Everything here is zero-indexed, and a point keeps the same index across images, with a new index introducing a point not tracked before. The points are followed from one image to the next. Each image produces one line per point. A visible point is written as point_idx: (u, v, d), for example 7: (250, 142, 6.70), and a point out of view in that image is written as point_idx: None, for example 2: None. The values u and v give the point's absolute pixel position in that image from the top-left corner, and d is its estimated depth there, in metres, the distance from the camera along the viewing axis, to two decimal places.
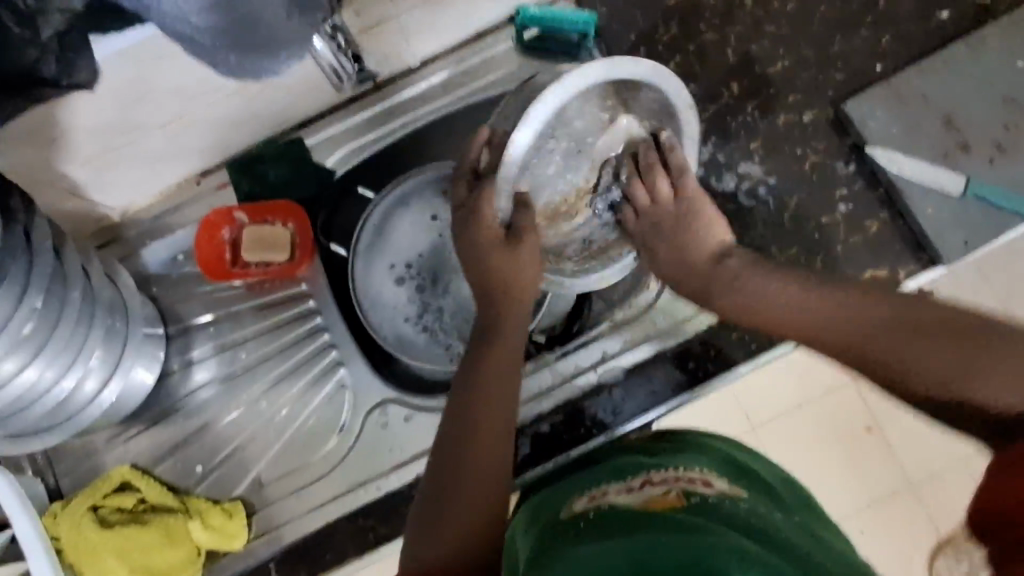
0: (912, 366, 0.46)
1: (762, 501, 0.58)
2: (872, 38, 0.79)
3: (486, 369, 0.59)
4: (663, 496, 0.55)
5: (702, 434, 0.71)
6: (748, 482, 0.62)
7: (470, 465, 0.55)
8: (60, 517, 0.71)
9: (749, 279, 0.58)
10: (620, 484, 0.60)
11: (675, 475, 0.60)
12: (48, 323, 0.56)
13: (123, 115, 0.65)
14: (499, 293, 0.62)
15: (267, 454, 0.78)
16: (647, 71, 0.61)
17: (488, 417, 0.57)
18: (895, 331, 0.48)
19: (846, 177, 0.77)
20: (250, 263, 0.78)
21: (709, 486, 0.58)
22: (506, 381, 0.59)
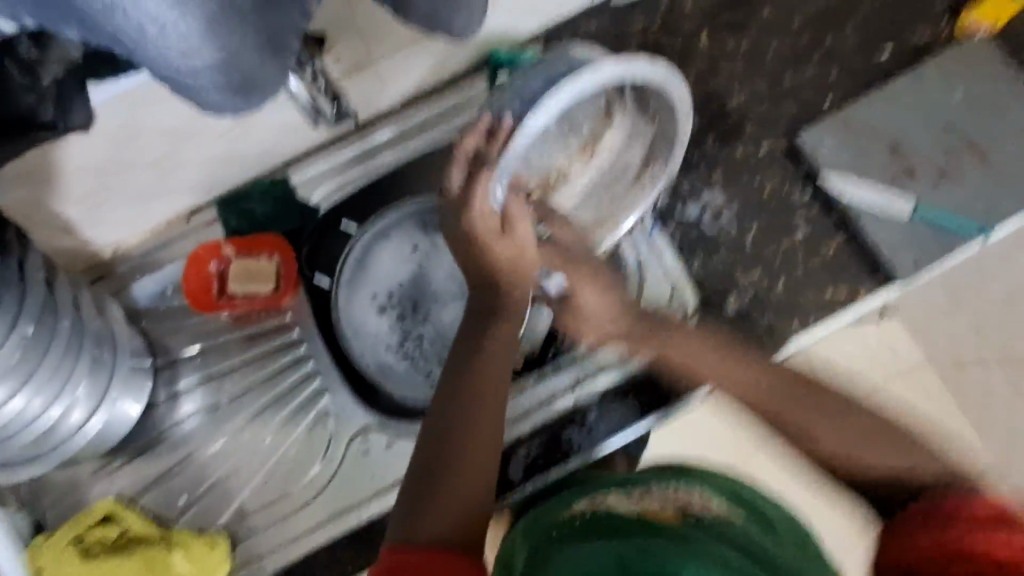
0: (823, 436, 0.62)
1: (755, 519, 0.61)
2: (820, 75, 0.85)
3: (485, 353, 0.64)
4: (661, 510, 0.58)
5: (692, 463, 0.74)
6: (743, 501, 0.65)
7: (467, 444, 0.59)
8: (46, 547, 0.71)
9: (681, 330, 0.70)
10: (621, 491, 0.63)
11: (674, 495, 0.62)
12: (38, 351, 0.59)
13: (117, 156, 0.69)
14: (492, 274, 0.65)
15: (250, 485, 0.79)
16: (660, 71, 0.61)
17: (483, 402, 0.62)
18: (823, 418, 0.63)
19: (802, 203, 0.81)
20: (235, 295, 0.80)
21: (704, 509, 0.60)
22: (499, 374, 0.64)
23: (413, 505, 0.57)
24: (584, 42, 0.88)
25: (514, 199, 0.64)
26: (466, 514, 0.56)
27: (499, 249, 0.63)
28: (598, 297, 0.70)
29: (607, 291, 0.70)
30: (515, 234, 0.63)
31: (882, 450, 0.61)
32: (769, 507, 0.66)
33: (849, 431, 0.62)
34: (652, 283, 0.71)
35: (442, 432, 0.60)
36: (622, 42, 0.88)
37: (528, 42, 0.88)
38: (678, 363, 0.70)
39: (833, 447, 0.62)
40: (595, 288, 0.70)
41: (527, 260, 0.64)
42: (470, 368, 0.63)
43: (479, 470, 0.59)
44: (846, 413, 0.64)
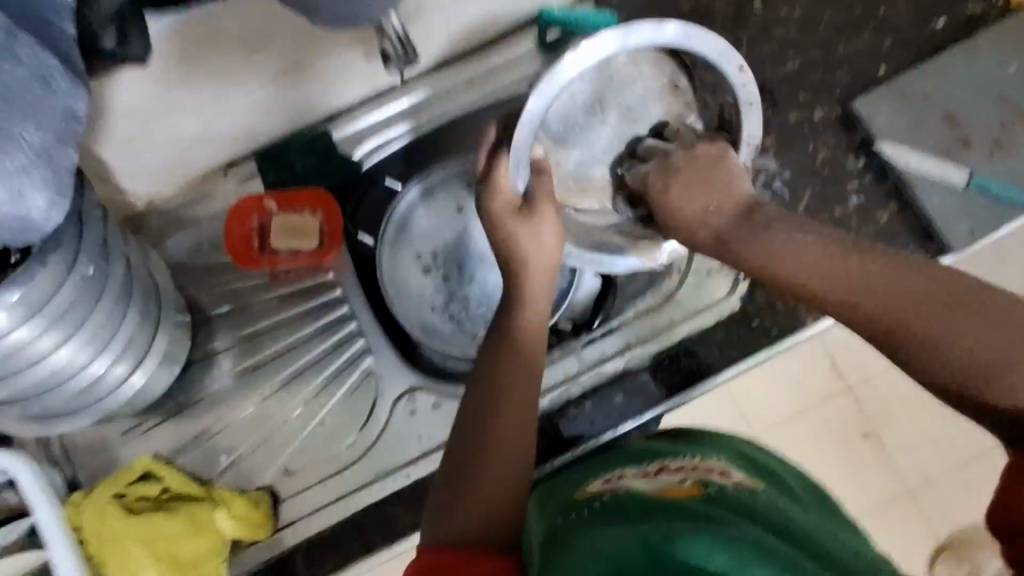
0: (945, 352, 0.46)
1: (778, 495, 0.60)
2: (874, 43, 0.84)
3: (502, 344, 0.60)
4: (680, 484, 0.57)
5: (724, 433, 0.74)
6: (763, 476, 0.65)
7: (500, 438, 0.57)
8: (83, 506, 0.69)
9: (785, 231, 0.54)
10: (637, 467, 0.63)
11: (690, 464, 0.62)
12: (94, 294, 0.56)
13: (165, 99, 0.66)
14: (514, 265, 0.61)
15: (291, 445, 0.77)
16: (672, 34, 0.58)
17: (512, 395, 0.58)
18: (897, 281, 0.49)
19: (856, 171, 0.80)
20: (278, 249, 0.78)
21: (727, 477, 0.60)
22: (518, 366, 0.59)
23: (444, 504, 0.56)
24: (636, 2, 0.86)
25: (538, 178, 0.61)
26: (489, 515, 0.55)
27: (523, 236, 0.60)
28: (703, 205, 0.57)
29: (696, 190, 0.57)
30: (536, 212, 0.60)
31: (1005, 360, 0.44)
32: (784, 480, 0.66)
33: (977, 336, 0.46)
34: (713, 208, 0.57)
35: (473, 424, 0.58)
36: (674, 3, 0.85)
37: (578, 1, 0.86)
38: (764, 259, 0.53)
39: (952, 359, 0.46)
40: (692, 186, 0.58)
41: (544, 255, 0.60)
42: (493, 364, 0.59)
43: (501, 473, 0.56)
44: (964, 304, 0.47)
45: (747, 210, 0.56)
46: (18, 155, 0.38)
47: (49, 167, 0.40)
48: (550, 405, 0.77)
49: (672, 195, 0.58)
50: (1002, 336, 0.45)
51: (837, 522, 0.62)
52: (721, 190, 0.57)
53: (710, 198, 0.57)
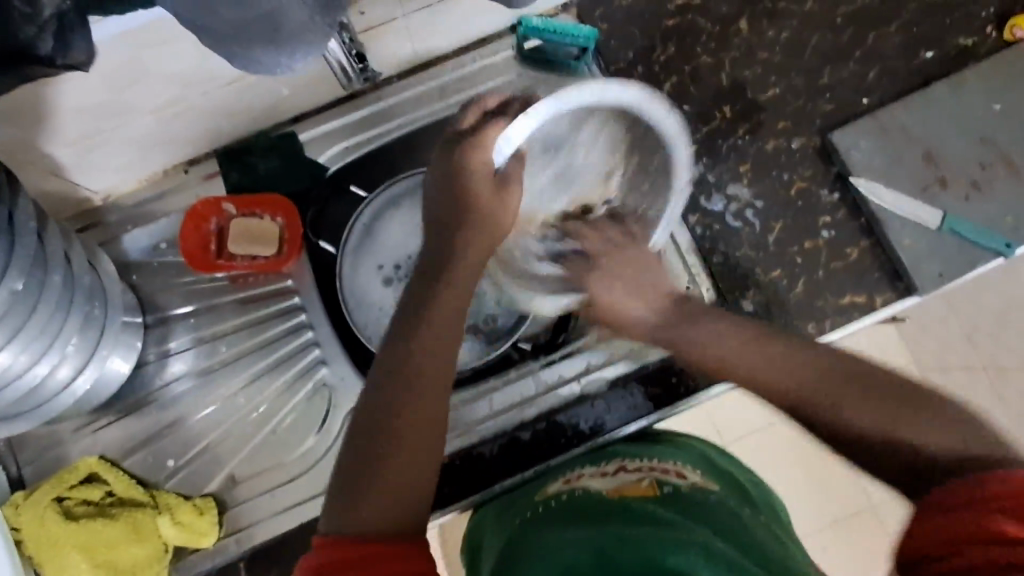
0: (845, 408, 0.46)
1: (731, 495, 0.61)
2: (860, 72, 0.82)
3: (436, 307, 0.53)
4: (636, 483, 0.59)
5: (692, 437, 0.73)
6: (720, 476, 0.65)
7: (406, 415, 0.48)
8: (22, 508, 0.68)
9: (705, 323, 0.54)
10: (594, 469, 0.65)
11: (650, 465, 0.63)
12: (27, 304, 0.55)
13: (116, 99, 0.64)
14: (463, 210, 0.57)
15: (242, 452, 0.77)
16: (634, 98, 0.57)
17: (427, 371, 0.50)
18: (857, 397, 0.46)
19: (830, 205, 0.79)
20: (235, 255, 0.76)
21: (682, 477, 0.61)
22: (449, 324, 0.53)
23: (341, 492, 0.46)
24: (619, 15, 0.83)
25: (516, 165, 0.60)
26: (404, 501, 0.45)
27: (482, 188, 0.57)
28: (632, 295, 0.57)
29: (631, 286, 0.57)
30: (508, 193, 0.58)
31: (900, 410, 0.45)
32: (738, 480, 0.67)
33: (892, 411, 0.45)
34: (637, 292, 0.57)
35: (382, 389, 0.49)
36: (658, 19, 0.83)
37: (560, 10, 0.83)
38: (693, 350, 0.54)
39: (855, 422, 0.46)
40: (616, 286, 0.58)
41: (494, 209, 0.58)
42: (418, 325, 0.52)
43: (415, 440, 0.48)
44: (866, 375, 0.47)
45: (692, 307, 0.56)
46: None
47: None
48: (503, 426, 0.77)
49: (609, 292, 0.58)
50: (922, 423, 0.44)
51: (783, 523, 0.63)
52: (641, 281, 0.57)
53: (637, 295, 0.57)
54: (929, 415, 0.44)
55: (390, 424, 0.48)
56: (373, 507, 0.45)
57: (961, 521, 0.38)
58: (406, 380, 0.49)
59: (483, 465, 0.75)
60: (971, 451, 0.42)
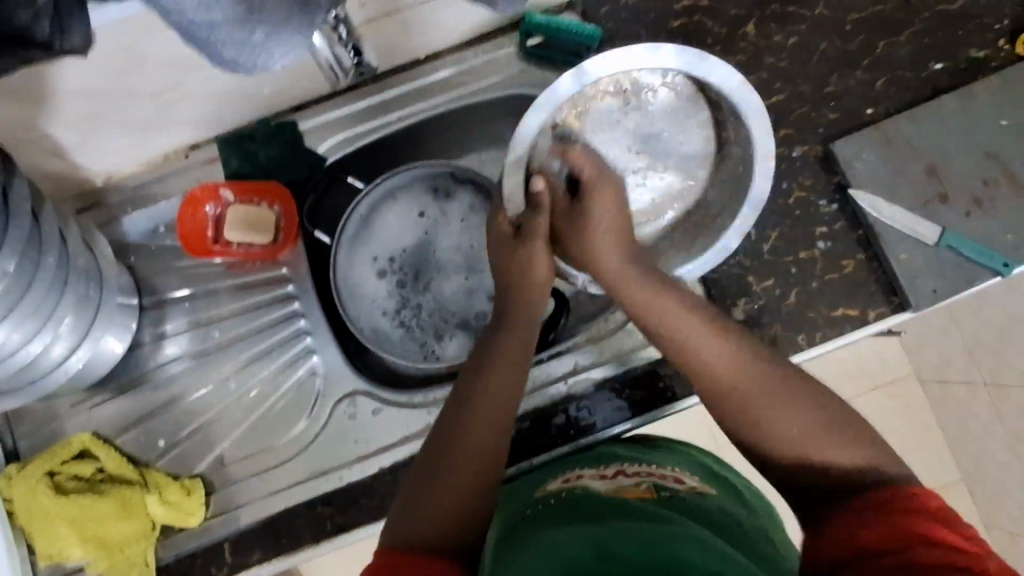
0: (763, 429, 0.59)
1: (729, 499, 0.65)
2: (867, 81, 0.81)
3: (500, 357, 0.65)
4: (635, 488, 0.61)
5: (683, 443, 0.75)
6: (715, 482, 0.68)
7: (467, 441, 0.60)
8: (15, 480, 0.70)
9: (668, 303, 0.64)
10: (594, 469, 0.65)
11: (649, 469, 0.65)
12: (21, 285, 0.56)
13: (117, 83, 0.64)
14: (517, 282, 0.70)
15: (233, 435, 0.78)
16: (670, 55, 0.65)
17: (492, 402, 0.62)
18: (784, 406, 0.59)
19: (829, 216, 0.78)
20: (231, 241, 0.77)
21: (680, 483, 0.64)
22: (512, 375, 0.64)
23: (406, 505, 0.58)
24: (625, 14, 0.82)
25: (534, 215, 0.69)
26: (458, 517, 0.56)
27: (540, 267, 0.69)
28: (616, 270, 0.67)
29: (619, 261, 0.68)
30: (530, 248, 0.69)
31: (823, 436, 0.57)
32: (736, 486, 0.69)
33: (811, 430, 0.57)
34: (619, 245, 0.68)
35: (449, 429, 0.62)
36: (665, 19, 0.82)
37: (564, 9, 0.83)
38: (661, 325, 0.64)
39: (787, 433, 0.58)
40: (614, 252, 0.68)
41: (535, 269, 0.70)
42: (480, 377, 0.64)
43: (470, 468, 0.59)
44: (784, 395, 0.59)
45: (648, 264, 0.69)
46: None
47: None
48: None
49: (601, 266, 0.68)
50: (843, 443, 0.56)
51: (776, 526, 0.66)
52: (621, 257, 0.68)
53: (616, 265, 0.67)
54: (858, 440, 0.56)
55: (454, 447, 0.60)
56: (434, 520, 0.56)
57: (892, 528, 0.47)
58: (471, 417, 0.61)
59: None
60: (862, 465, 0.55)
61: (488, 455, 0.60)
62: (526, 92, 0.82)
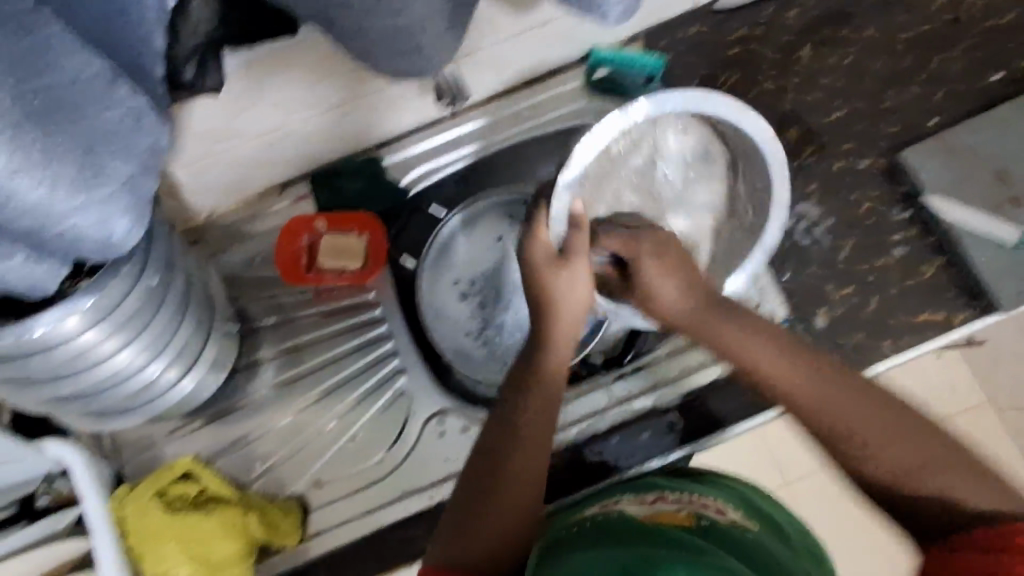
0: (866, 457, 0.54)
1: (772, 536, 0.59)
2: (925, 94, 0.83)
3: (536, 377, 0.61)
4: (674, 513, 0.58)
5: (732, 476, 0.70)
6: (760, 515, 0.63)
7: (512, 470, 0.57)
8: (127, 500, 0.73)
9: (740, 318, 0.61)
10: (632, 496, 0.63)
11: (689, 498, 0.62)
12: (155, 303, 0.60)
13: (231, 124, 0.71)
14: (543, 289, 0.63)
15: (323, 457, 0.80)
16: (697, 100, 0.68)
17: (534, 432, 0.59)
18: (857, 419, 0.55)
19: (901, 223, 0.79)
20: (325, 268, 0.81)
21: (720, 514, 0.60)
22: (545, 406, 0.60)
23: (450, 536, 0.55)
24: (682, 46, 0.87)
25: (575, 232, 0.64)
26: (492, 552, 0.53)
27: (580, 269, 0.63)
28: (677, 292, 0.62)
29: (678, 280, 0.63)
30: (571, 266, 0.63)
31: (929, 465, 0.52)
32: (770, 516, 0.64)
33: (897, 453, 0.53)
34: (687, 290, 0.62)
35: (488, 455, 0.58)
36: (721, 49, 0.87)
37: (625, 43, 0.88)
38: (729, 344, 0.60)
39: (884, 467, 0.54)
40: (648, 257, 0.63)
41: (578, 297, 0.63)
42: (522, 400, 0.60)
43: (516, 491, 0.56)
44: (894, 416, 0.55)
45: (718, 301, 0.62)
46: (111, 183, 0.40)
47: (130, 193, 0.41)
48: (575, 439, 0.79)
49: (649, 271, 0.63)
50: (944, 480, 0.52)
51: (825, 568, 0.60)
52: (692, 290, 0.63)
53: (682, 286, 0.62)
54: (957, 468, 0.52)
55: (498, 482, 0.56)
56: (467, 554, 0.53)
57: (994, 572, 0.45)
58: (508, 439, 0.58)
59: (552, 484, 0.77)
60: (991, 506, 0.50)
61: (533, 469, 0.57)
62: (592, 121, 0.87)
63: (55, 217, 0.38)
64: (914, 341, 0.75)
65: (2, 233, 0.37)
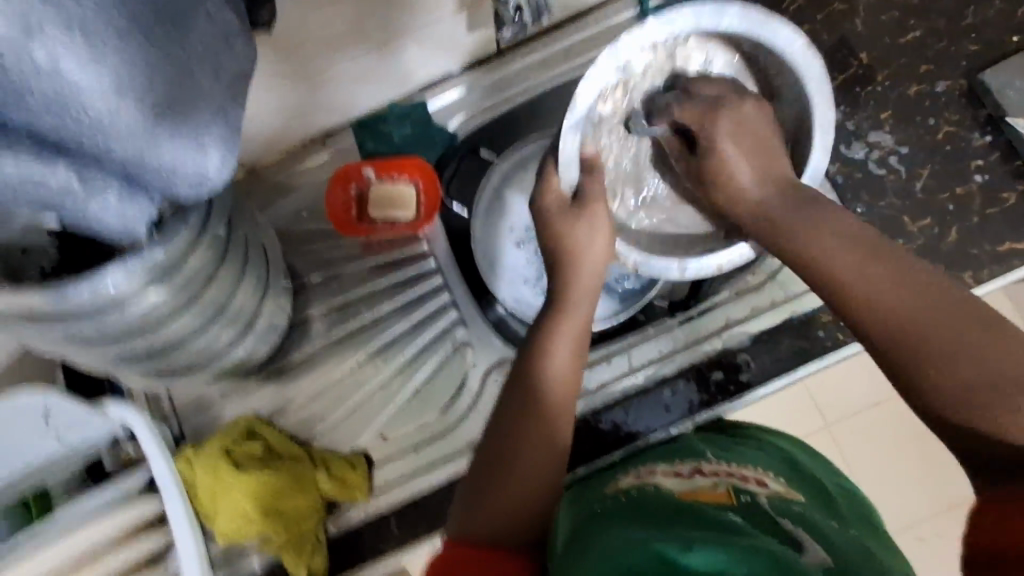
0: (917, 363, 0.45)
1: (817, 506, 0.57)
2: (1007, 10, 0.78)
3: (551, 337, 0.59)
4: (712, 489, 0.55)
5: (775, 431, 0.71)
6: (803, 485, 0.61)
7: (525, 440, 0.55)
8: (193, 460, 0.72)
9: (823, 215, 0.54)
10: (669, 467, 0.62)
11: (728, 470, 0.60)
12: (218, 255, 0.57)
13: (280, 65, 0.68)
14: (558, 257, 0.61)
15: (386, 411, 0.78)
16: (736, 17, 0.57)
17: (549, 395, 0.57)
18: (911, 305, 0.47)
19: (981, 148, 0.75)
20: (376, 220, 0.78)
21: (762, 486, 0.58)
22: (564, 369, 0.59)
23: (471, 499, 0.55)
24: None
25: (589, 178, 0.61)
26: (510, 520, 0.54)
27: (598, 220, 0.60)
28: (752, 172, 0.58)
29: (753, 159, 0.58)
30: (592, 215, 0.60)
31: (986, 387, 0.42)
32: (830, 492, 0.63)
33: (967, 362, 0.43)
34: (762, 170, 0.58)
35: (505, 421, 0.57)
36: None
37: None
38: (791, 242, 0.54)
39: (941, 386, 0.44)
40: (744, 144, 0.59)
41: (593, 261, 0.61)
42: (540, 363, 0.58)
43: (533, 456, 0.55)
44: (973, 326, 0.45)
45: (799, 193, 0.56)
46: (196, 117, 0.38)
47: (223, 127, 0.40)
48: (643, 384, 0.77)
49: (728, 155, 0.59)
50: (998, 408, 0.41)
51: (880, 539, 0.58)
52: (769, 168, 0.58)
53: (756, 167, 0.58)
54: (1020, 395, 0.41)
55: (512, 449, 0.55)
56: (487, 517, 0.54)
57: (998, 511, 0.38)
58: (520, 407, 0.57)
59: (619, 432, 0.75)
60: None
61: (545, 435, 0.56)
62: None
63: (152, 145, 0.37)
64: (998, 272, 0.72)
65: (99, 166, 0.38)
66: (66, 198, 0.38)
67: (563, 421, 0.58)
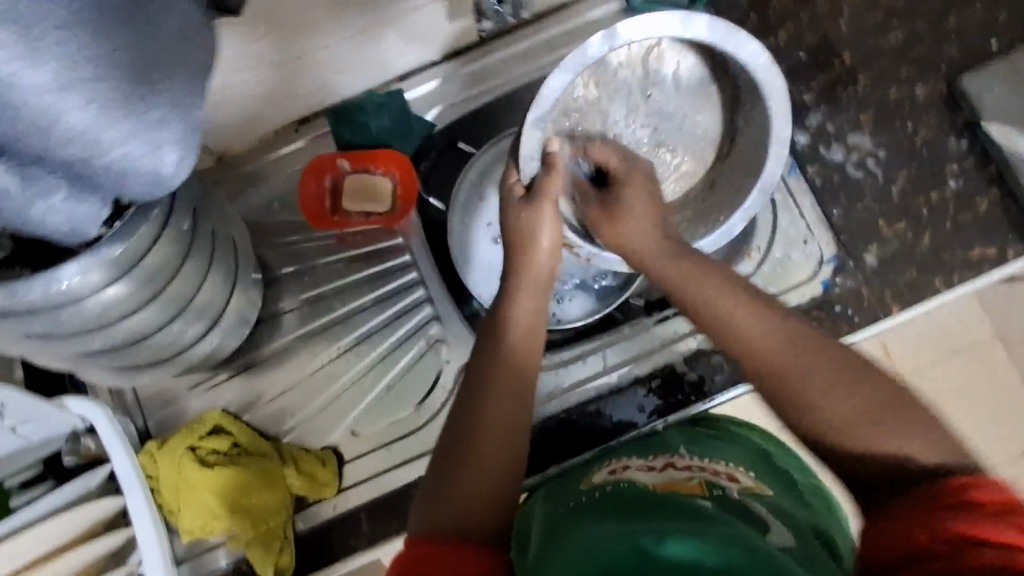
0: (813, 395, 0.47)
1: (786, 501, 0.56)
2: (988, 15, 0.78)
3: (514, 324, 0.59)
4: (685, 481, 0.54)
5: (740, 425, 0.71)
6: (771, 477, 0.61)
7: (493, 422, 0.53)
8: (159, 455, 0.71)
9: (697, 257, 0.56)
10: (641, 461, 0.62)
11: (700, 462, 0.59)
12: (183, 248, 0.55)
13: (251, 50, 0.66)
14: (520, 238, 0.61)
15: (357, 407, 0.77)
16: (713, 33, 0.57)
17: (513, 376, 0.56)
18: (810, 354, 0.48)
19: (957, 153, 0.76)
20: (351, 213, 0.77)
21: (734, 481, 0.57)
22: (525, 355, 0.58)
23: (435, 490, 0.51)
24: None
25: (547, 171, 0.61)
26: (479, 503, 0.50)
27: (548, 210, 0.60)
28: (651, 225, 0.59)
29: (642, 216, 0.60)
30: (537, 204, 0.60)
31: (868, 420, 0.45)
32: (795, 480, 0.63)
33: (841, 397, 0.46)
34: (649, 216, 0.60)
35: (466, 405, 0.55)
36: None
37: None
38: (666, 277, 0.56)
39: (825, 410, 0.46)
40: (640, 203, 0.60)
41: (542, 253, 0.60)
42: (500, 345, 0.58)
43: (500, 440, 0.53)
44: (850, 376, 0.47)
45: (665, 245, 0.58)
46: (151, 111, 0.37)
47: (184, 119, 0.39)
48: (617, 383, 0.77)
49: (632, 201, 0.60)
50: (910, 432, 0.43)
51: (843, 535, 0.58)
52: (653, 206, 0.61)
53: (653, 219, 0.60)
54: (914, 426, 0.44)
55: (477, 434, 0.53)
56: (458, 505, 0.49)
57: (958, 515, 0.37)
58: (483, 389, 0.56)
59: (591, 429, 0.76)
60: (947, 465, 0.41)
61: (513, 416, 0.54)
62: None
63: (104, 132, 0.35)
64: (968, 276, 0.73)
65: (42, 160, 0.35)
66: (7, 197, 0.36)
67: (530, 401, 0.56)
